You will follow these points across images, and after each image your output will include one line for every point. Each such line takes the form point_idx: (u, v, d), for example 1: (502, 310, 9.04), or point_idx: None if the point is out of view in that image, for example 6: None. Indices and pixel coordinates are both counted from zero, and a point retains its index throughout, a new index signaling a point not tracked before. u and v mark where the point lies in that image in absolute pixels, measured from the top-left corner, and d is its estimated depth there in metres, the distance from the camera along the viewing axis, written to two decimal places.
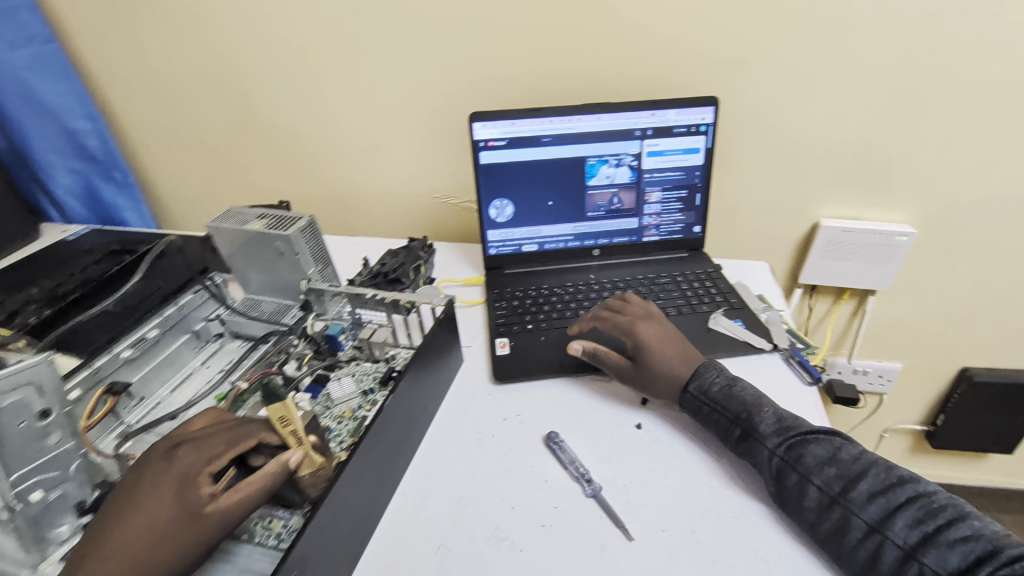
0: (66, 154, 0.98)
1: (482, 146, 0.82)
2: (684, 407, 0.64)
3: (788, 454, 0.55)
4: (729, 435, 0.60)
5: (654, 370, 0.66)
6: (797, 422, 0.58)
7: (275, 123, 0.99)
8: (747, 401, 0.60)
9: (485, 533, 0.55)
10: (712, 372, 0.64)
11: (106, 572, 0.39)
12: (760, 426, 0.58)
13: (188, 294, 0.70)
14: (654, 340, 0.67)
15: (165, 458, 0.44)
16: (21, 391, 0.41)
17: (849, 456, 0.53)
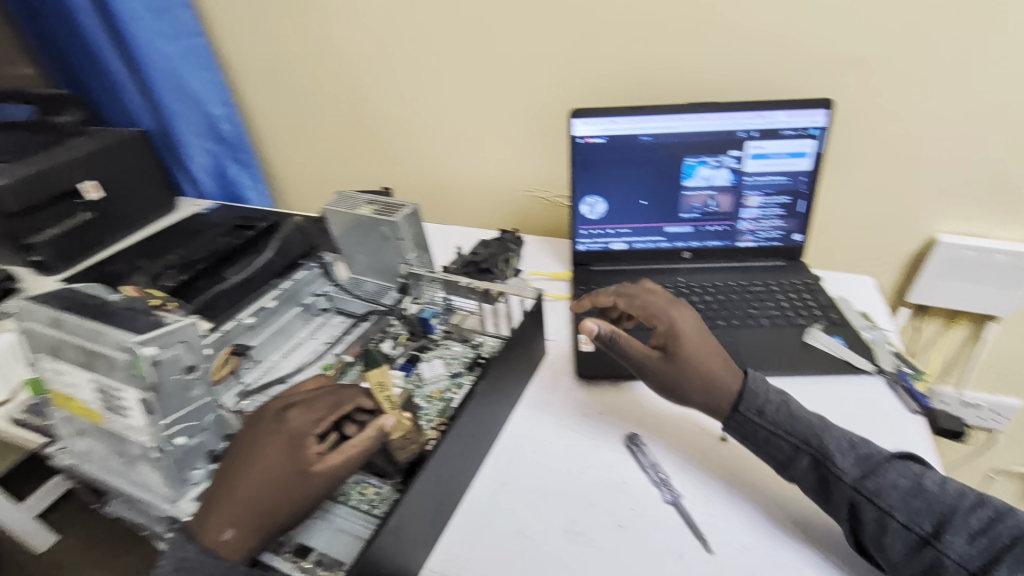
0: (203, 136, 1.09)
1: (580, 142, 0.81)
2: (733, 426, 0.58)
3: (865, 485, 0.50)
4: (795, 463, 0.54)
5: (690, 373, 0.59)
6: (871, 447, 0.53)
7: (382, 114, 1.06)
8: (813, 424, 0.55)
9: (562, 526, 0.56)
10: (758, 384, 0.58)
11: (234, 518, 0.43)
12: (834, 454, 0.52)
13: (301, 271, 0.78)
14: (690, 336, 0.60)
15: (276, 419, 0.46)
16: (174, 348, 0.43)
17: (934, 485, 0.49)
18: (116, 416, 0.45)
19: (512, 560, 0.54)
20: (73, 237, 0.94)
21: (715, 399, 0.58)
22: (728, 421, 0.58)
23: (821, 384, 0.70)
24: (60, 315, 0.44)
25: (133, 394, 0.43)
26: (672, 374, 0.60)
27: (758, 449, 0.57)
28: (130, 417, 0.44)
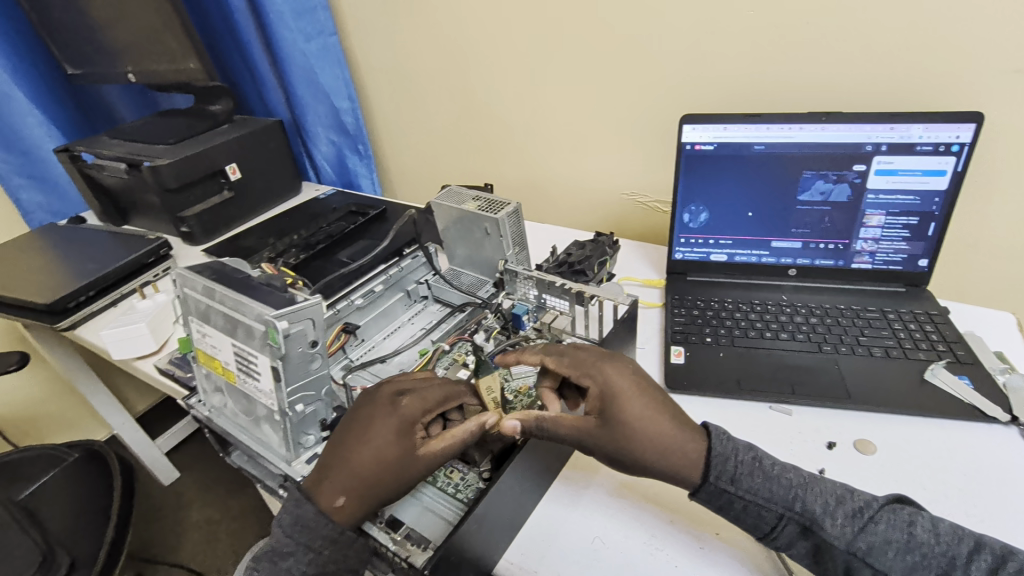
0: (328, 128, 1.20)
1: (688, 150, 0.78)
2: (705, 497, 0.51)
3: (857, 548, 0.47)
4: (781, 532, 0.49)
5: (641, 443, 0.50)
6: (859, 499, 0.49)
7: (492, 112, 1.11)
8: (793, 485, 0.50)
9: (642, 538, 0.55)
10: (725, 444, 0.51)
11: (347, 486, 0.48)
12: (823, 520, 0.48)
13: (408, 259, 0.82)
14: (631, 396, 0.51)
15: (391, 403, 0.51)
16: (302, 325, 0.47)
17: (926, 533, 0.47)
18: (249, 379, 0.50)
19: (591, 566, 0.53)
20: (215, 212, 1.08)
21: (675, 469, 0.50)
22: (700, 494, 0.51)
23: (937, 427, 0.64)
24: (211, 284, 0.50)
25: (266, 361, 0.48)
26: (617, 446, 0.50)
27: (736, 516, 0.51)
28: (261, 381, 0.50)
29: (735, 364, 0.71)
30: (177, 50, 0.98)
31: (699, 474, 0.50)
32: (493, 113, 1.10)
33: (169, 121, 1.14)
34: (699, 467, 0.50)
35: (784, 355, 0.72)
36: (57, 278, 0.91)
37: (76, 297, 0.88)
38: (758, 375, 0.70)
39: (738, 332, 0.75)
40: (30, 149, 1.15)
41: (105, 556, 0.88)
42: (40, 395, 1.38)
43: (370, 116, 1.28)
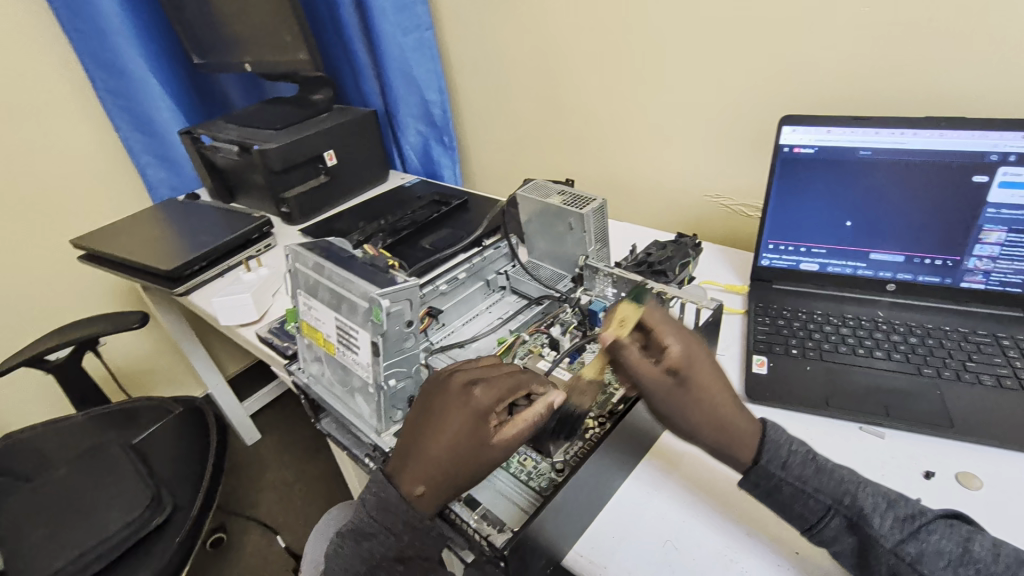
0: (418, 119, 1.25)
1: (785, 152, 0.74)
2: (752, 480, 0.51)
3: (907, 552, 0.44)
4: (825, 525, 0.48)
5: (700, 413, 0.52)
6: (914, 508, 0.47)
7: (576, 108, 1.11)
8: (845, 481, 0.48)
9: (715, 548, 0.54)
10: (780, 435, 0.52)
11: (426, 478, 0.50)
12: (873, 517, 0.46)
13: (491, 249, 0.84)
14: (701, 371, 0.53)
15: (463, 394, 0.51)
16: (401, 303, 0.50)
17: (984, 551, 0.45)
18: (348, 351, 0.54)
19: (661, 566, 0.53)
20: (311, 194, 1.16)
21: (726, 445, 0.51)
22: (746, 475, 0.51)
23: None
24: (321, 261, 0.54)
25: (366, 336, 0.51)
26: (677, 409, 0.52)
27: (779, 505, 0.50)
28: (359, 354, 0.53)
29: (822, 380, 0.68)
30: (289, 42, 1.06)
31: (749, 453, 0.51)
32: (578, 109, 1.11)
33: (276, 108, 1.23)
34: (751, 446, 0.51)
35: (879, 375, 0.68)
36: (176, 247, 1.01)
37: (192, 266, 0.97)
38: (848, 393, 0.66)
39: (828, 345, 0.72)
40: (157, 130, 1.28)
41: (203, 502, 0.96)
42: (150, 352, 1.54)
43: (458, 108, 1.31)
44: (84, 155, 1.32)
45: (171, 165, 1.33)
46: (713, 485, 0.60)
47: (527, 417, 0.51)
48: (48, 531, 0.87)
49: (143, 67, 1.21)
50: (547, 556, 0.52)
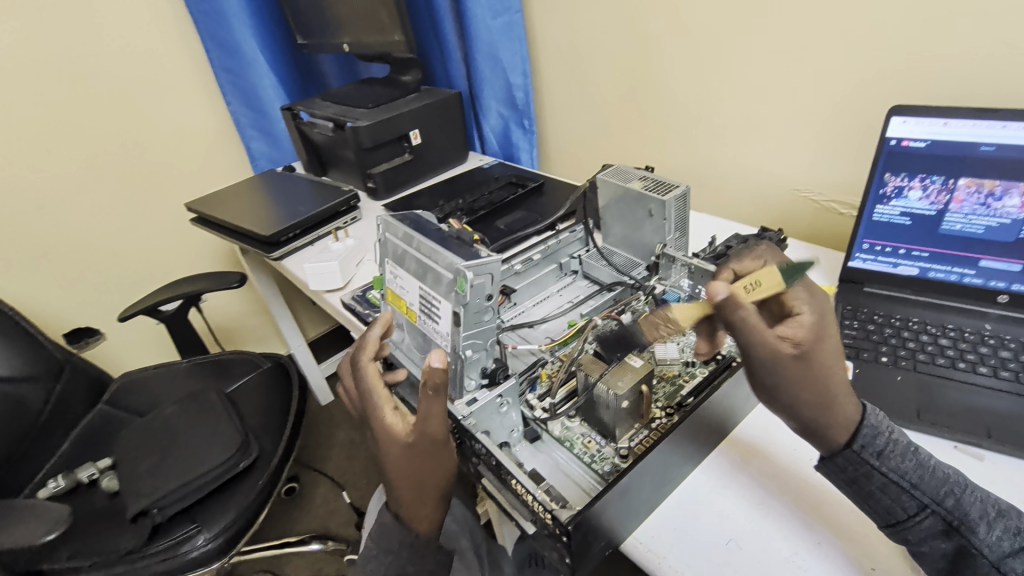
0: (501, 102, 1.27)
1: (892, 145, 0.70)
2: (841, 465, 0.48)
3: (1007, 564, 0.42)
4: (915, 523, 0.45)
5: (819, 381, 0.47)
6: (1022, 520, 0.44)
7: (662, 94, 1.08)
8: (948, 483, 0.45)
9: (781, 553, 0.52)
10: (884, 423, 0.48)
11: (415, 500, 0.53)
12: (976, 525, 0.43)
13: (566, 232, 0.84)
14: (831, 352, 0.49)
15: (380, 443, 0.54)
16: (484, 278, 0.51)
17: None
18: (431, 320, 0.57)
19: (723, 565, 0.51)
20: (396, 171, 1.22)
21: (830, 419, 0.47)
22: (835, 458, 0.48)
23: None
24: (410, 232, 0.57)
25: (449, 306, 0.53)
26: (797, 373, 0.47)
27: (867, 496, 0.48)
28: (440, 323, 0.55)
29: (914, 393, 0.63)
30: (386, 23, 1.11)
31: (848, 432, 0.47)
32: (664, 95, 1.08)
33: (369, 88, 1.29)
34: (852, 427, 0.47)
35: (981, 394, 0.62)
36: (272, 216, 1.10)
37: (286, 234, 1.05)
38: (943, 410, 0.61)
39: (924, 357, 0.66)
40: (262, 106, 1.39)
41: (284, 450, 1.04)
42: (243, 310, 1.68)
43: (541, 92, 1.32)
44: (198, 127, 1.45)
45: (271, 139, 1.44)
46: (784, 490, 0.57)
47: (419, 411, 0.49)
48: (150, 460, 0.97)
49: (253, 47, 1.30)
50: (609, 540, 0.51)
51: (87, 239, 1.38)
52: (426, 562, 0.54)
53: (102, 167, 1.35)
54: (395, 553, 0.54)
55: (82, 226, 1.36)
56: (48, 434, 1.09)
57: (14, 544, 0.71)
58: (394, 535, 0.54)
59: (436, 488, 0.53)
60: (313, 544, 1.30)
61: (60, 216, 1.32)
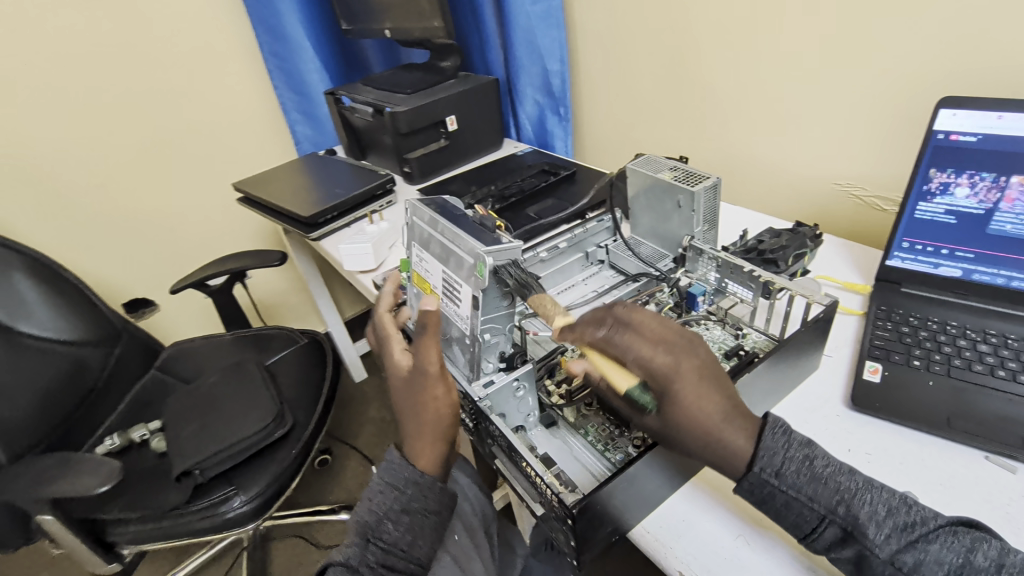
0: (537, 89, 1.27)
1: (939, 138, 0.67)
2: (747, 490, 0.45)
3: (902, 563, 0.39)
4: (820, 534, 0.43)
5: (688, 429, 0.45)
6: (915, 514, 0.41)
7: (700, 83, 1.06)
8: (842, 488, 0.42)
9: (790, 552, 0.51)
10: (776, 438, 0.45)
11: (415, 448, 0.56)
12: (867, 528, 0.41)
13: (593, 222, 0.84)
14: (689, 392, 0.45)
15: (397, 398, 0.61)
16: (504, 264, 0.53)
17: (987, 564, 0.38)
18: (452, 303, 0.58)
19: (728, 559, 0.51)
20: (431, 157, 1.25)
21: (714, 460, 0.45)
22: (739, 483, 0.45)
23: None
24: (436, 217, 0.59)
25: (469, 289, 0.55)
26: (662, 428, 0.47)
27: (774, 512, 0.45)
28: (461, 306, 0.57)
29: (946, 398, 0.61)
30: (427, 9, 1.12)
31: (741, 462, 0.45)
32: (703, 84, 1.06)
33: (408, 74, 1.31)
34: (744, 456, 0.45)
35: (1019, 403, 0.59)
36: (312, 198, 1.14)
37: (324, 215, 1.09)
38: (976, 417, 0.59)
39: (959, 362, 0.63)
40: (306, 90, 1.43)
41: (316, 425, 1.10)
42: (284, 288, 1.75)
43: (578, 80, 1.31)
44: (247, 110, 1.52)
45: (314, 122, 1.49)
46: None
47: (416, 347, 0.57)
48: (194, 424, 1.04)
49: (300, 33, 1.34)
50: (615, 526, 0.52)
51: (143, 215, 1.47)
52: (430, 504, 0.54)
53: (158, 147, 1.42)
54: (402, 490, 0.54)
55: (139, 203, 1.45)
56: (105, 395, 1.19)
57: (71, 491, 0.78)
58: (402, 471, 0.55)
59: (440, 422, 0.56)
60: (342, 514, 1.36)
61: (119, 193, 1.41)
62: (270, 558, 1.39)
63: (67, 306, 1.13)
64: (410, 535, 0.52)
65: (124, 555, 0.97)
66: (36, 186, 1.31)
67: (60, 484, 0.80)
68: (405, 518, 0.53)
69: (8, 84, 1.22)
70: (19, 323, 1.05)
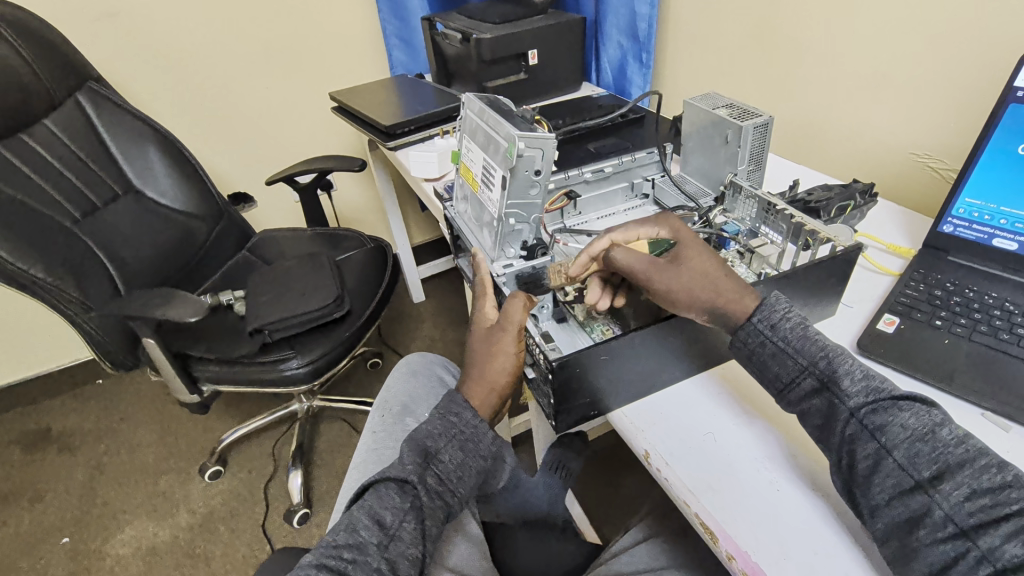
0: (622, 32, 1.28)
1: (1019, 95, 0.63)
2: (739, 341, 0.52)
3: (868, 418, 0.44)
4: (797, 385, 0.49)
5: (700, 278, 0.55)
6: (890, 384, 0.46)
7: (787, 36, 1.04)
8: (828, 347, 0.48)
9: (751, 455, 0.54)
10: (778, 303, 0.52)
11: (474, 389, 0.58)
12: (842, 380, 0.46)
13: (642, 153, 0.86)
14: (694, 243, 0.58)
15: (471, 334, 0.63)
16: (534, 151, 0.60)
17: (949, 437, 0.42)
18: (487, 189, 0.67)
19: (694, 447, 0.55)
20: (510, 88, 1.31)
21: (721, 308, 0.53)
22: (737, 334, 0.53)
23: None
24: (484, 107, 0.67)
25: (501, 171, 0.63)
26: (678, 275, 0.55)
27: (760, 367, 0.51)
28: (494, 190, 0.65)
29: (956, 357, 0.61)
30: None
31: (743, 315, 0.53)
32: (791, 37, 1.04)
33: (500, 6, 1.36)
34: (745, 310, 0.53)
35: None
36: (395, 111, 1.24)
37: (402, 127, 1.19)
38: (987, 377, 0.58)
39: (985, 327, 0.62)
40: (407, 16, 1.52)
41: (368, 315, 1.23)
42: (364, 204, 1.91)
43: (667, 28, 1.30)
44: (353, 32, 1.64)
45: (410, 49, 1.58)
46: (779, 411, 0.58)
47: (508, 313, 0.59)
48: (272, 292, 1.19)
49: None
50: (592, 400, 0.58)
51: (254, 117, 1.66)
52: (481, 450, 0.55)
53: (273, 56, 1.59)
54: (460, 430, 0.55)
55: (252, 105, 1.64)
56: (205, 264, 1.38)
57: (168, 316, 0.95)
58: (463, 413, 0.56)
59: (504, 371, 0.59)
60: None
61: (237, 93, 1.60)
62: (319, 433, 1.58)
63: (185, 180, 1.32)
64: (459, 472, 0.53)
65: (203, 391, 1.15)
66: (174, 78, 1.52)
67: (161, 309, 0.96)
68: (460, 453, 0.54)
69: None
70: (147, 188, 1.27)
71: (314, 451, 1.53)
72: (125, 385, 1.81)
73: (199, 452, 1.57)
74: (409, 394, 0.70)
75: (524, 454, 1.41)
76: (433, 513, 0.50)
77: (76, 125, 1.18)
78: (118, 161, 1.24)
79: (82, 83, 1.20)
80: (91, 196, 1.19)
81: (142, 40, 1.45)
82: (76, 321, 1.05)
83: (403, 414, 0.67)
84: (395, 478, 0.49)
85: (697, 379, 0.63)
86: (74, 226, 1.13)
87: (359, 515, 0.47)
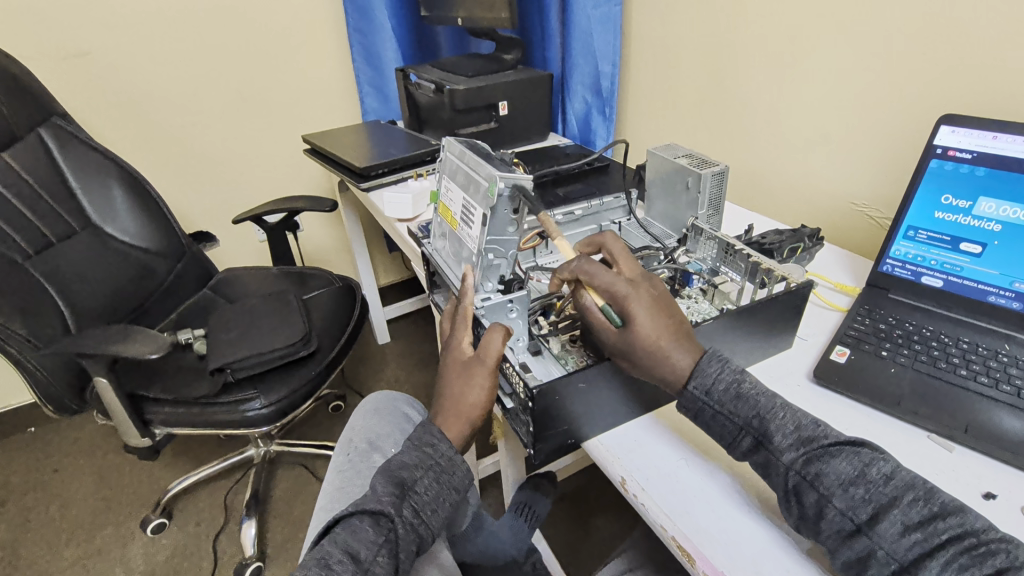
0: (587, 89, 1.37)
1: (939, 153, 0.72)
2: (684, 404, 0.55)
3: (805, 470, 0.47)
4: (738, 444, 0.52)
5: (645, 350, 0.55)
6: (819, 432, 0.48)
7: (735, 97, 1.15)
8: (759, 405, 0.51)
9: (722, 480, 0.57)
10: (711, 365, 0.54)
11: (450, 419, 0.59)
12: (774, 437, 0.49)
13: (609, 197, 0.91)
14: (643, 312, 0.56)
15: (449, 362, 0.64)
16: (513, 191, 0.63)
17: (879, 477, 0.45)
18: (466, 227, 0.70)
19: (667, 473, 0.58)
20: (480, 135, 1.37)
21: (666, 376, 0.55)
22: (679, 398, 0.55)
23: None
24: (465, 150, 0.71)
25: (482, 210, 0.66)
26: (626, 352, 0.56)
27: (706, 425, 0.54)
28: (474, 228, 0.68)
29: (902, 386, 0.65)
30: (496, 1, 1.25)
31: (681, 381, 0.54)
32: (741, 98, 1.14)
33: (471, 60, 1.44)
34: (683, 376, 0.54)
35: (975, 402, 0.62)
36: (368, 154, 1.27)
37: (376, 169, 1.21)
38: (929, 402, 0.63)
39: (924, 358, 0.67)
40: (381, 66, 1.59)
41: (336, 352, 1.21)
42: (330, 244, 1.90)
43: (628, 86, 1.41)
44: (327, 80, 1.69)
45: (383, 96, 1.63)
46: None
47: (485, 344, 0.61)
48: (234, 330, 1.15)
49: (385, 14, 1.50)
50: (569, 429, 0.59)
51: (223, 158, 1.65)
52: (455, 482, 0.56)
53: (246, 98, 1.61)
54: (434, 463, 0.55)
55: (221, 146, 1.64)
56: (162, 302, 1.33)
57: (127, 353, 0.91)
58: (438, 445, 0.56)
59: (478, 404, 0.60)
60: None
61: (208, 133, 1.61)
62: (275, 480, 1.51)
63: (148, 217, 1.29)
64: (433, 504, 0.53)
65: (155, 435, 1.10)
66: (142, 118, 1.52)
67: (119, 347, 0.92)
68: (435, 485, 0.54)
69: (135, 24, 1.42)
70: (106, 224, 1.24)
71: (270, 500, 1.46)
72: (63, 433, 1.69)
73: (142, 504, 1.47)
74: (372, 429, 0.59)
75: (491, 497, 1.38)
76: (407, 546, 0.49)
77: (36, 160, 1.15)
78: (78, 196, 1.21)
79: (46, 118, 1.18)
80: (46, 232, 1.14)
81: (112, 80, 1.45)
82: (20, 362, 1.00)
83: (370, 449, 0.56)
84: (370, 510, 0.48)
85: (669, 409, 0.66)
86: (26, 262, 1.08)
87: (331, 549, 0.44)
